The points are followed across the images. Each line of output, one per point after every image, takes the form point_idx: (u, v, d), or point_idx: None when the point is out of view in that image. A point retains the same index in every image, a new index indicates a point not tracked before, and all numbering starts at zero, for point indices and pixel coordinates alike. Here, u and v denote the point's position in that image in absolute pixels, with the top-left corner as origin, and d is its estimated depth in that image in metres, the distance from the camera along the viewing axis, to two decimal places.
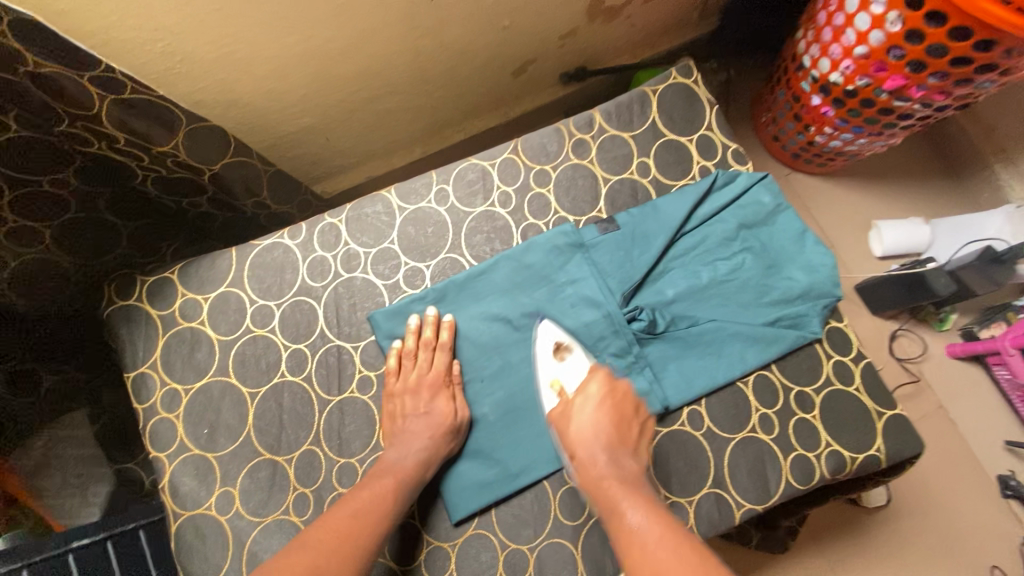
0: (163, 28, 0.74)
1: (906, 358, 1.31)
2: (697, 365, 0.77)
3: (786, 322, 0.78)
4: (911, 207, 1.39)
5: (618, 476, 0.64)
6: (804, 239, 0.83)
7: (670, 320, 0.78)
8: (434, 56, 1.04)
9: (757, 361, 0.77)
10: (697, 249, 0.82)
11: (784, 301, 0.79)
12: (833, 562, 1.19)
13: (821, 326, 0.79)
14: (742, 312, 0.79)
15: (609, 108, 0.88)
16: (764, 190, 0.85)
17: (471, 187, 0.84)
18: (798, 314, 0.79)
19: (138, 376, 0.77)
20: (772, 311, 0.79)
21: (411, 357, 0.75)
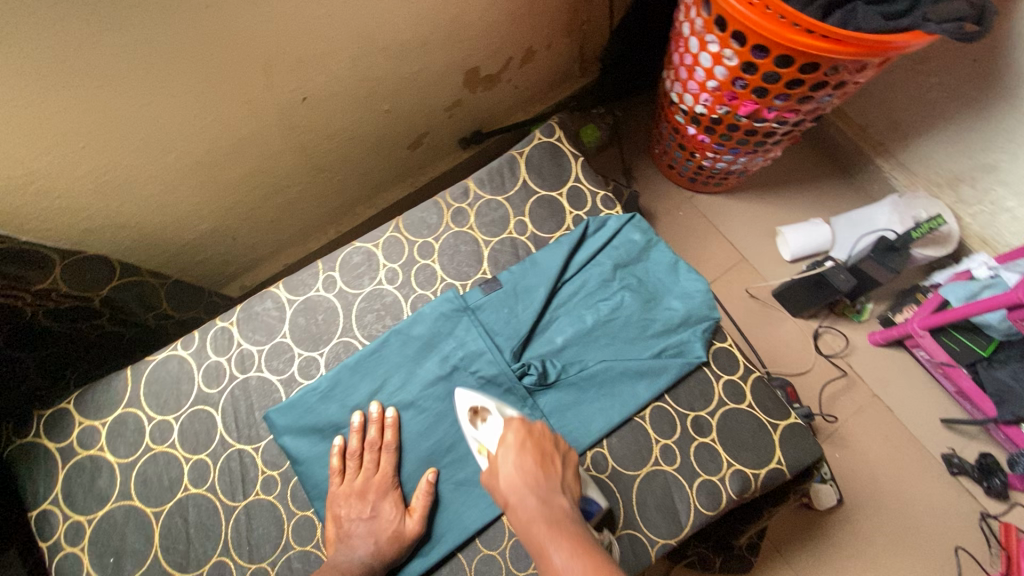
0: (33, 172, 0.77)
1: (831, 354, 1.35)
2: (593, 407, 0.79)
3: (670, 351, 0.82)
4: (810, 208, 1.46)
5: (548, 517, 0.59)
6: (677, 268, 0.88)
7: (560, 367, 0.81)
8: (324, 147, 1.10)
9: (649, 394, 0.80)
10: (579, 295, 0.86)
11: (665, 332, 0.84)
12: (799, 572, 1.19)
13: (704, 349, 0.82)
14: (628, 349, 0.83)
15: (481, 174, 0.93)
16: (635, 229, 0.90)
17: (356, 270, 0.87)
18: (680, 342, 0.83)
19: (40, 514, 0.76)
20: (657, 343, 0.83)
21: (356, 458, 0.75)
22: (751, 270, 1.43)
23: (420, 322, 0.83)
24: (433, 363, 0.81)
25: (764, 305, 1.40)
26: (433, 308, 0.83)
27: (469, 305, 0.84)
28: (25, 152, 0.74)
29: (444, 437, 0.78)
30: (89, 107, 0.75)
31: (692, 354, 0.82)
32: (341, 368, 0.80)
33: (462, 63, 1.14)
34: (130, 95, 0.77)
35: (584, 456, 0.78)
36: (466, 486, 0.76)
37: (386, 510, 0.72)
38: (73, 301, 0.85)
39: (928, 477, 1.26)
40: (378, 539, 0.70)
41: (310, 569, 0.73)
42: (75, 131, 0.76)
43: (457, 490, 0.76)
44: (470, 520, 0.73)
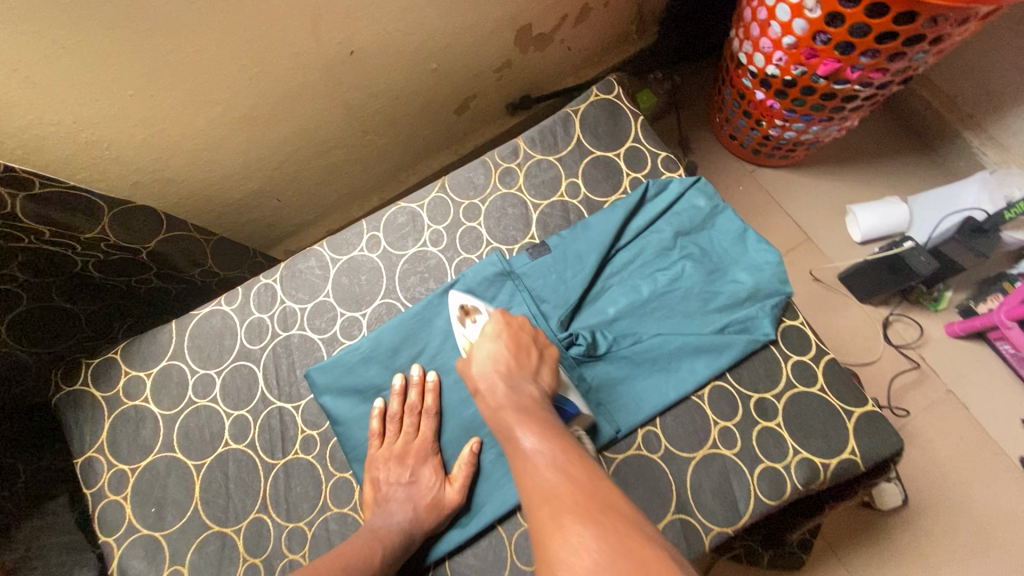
0: (83, 120, 0.76)
1: (902, 344, 1.24)
2: (646, 383, 0.74)
3: (734, 327, 0.75)
4: (885, 186, 1.34)
5: (515, 403, 0.61)
6: (745, 238, 0.81)
7: (612, 339, 0.76)
8: (369, 107, 1.06)
9: (708, 372, 0.73)
10: (635, 263, 0.81)
11: (729, 306, 0.77)
12: (855, 573, 1.11)
13: (773, 326, 0.75)
14: (686, 322, 0.77)
15: (532, 134, 0.88)
16: (698, 194, 0.83)
17: (401, 230, 0.84)
18: (745, 317, 0.76)
19: (85, 461, 0.76)
20: (719, 318, 0.76)
21: (396, 421, 0.73)
22: (816, 251, 1.32)
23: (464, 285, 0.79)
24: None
25: (829, 289, 1.30)
26: (479, 269, 0.79)
27: (516, 269, 0.80)
28: (75, 99, 0.74)
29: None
30: (137, 53, 0.73)
31: (758, 330, 0.75)
32: (383, 328, 0.78)
33: (514, 20, 1.08)
34: (177, 42, 0.75)
35: (635, 433, 0.73)
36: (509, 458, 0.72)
37: (426, 476, 0.69)
38: (120, 253, 0.83)
39: (1007, 483, 1.15)
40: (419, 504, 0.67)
41: (346, 533, 0.71)
42: (123, 78, 0.75)
43: (499, 460, 0.72)
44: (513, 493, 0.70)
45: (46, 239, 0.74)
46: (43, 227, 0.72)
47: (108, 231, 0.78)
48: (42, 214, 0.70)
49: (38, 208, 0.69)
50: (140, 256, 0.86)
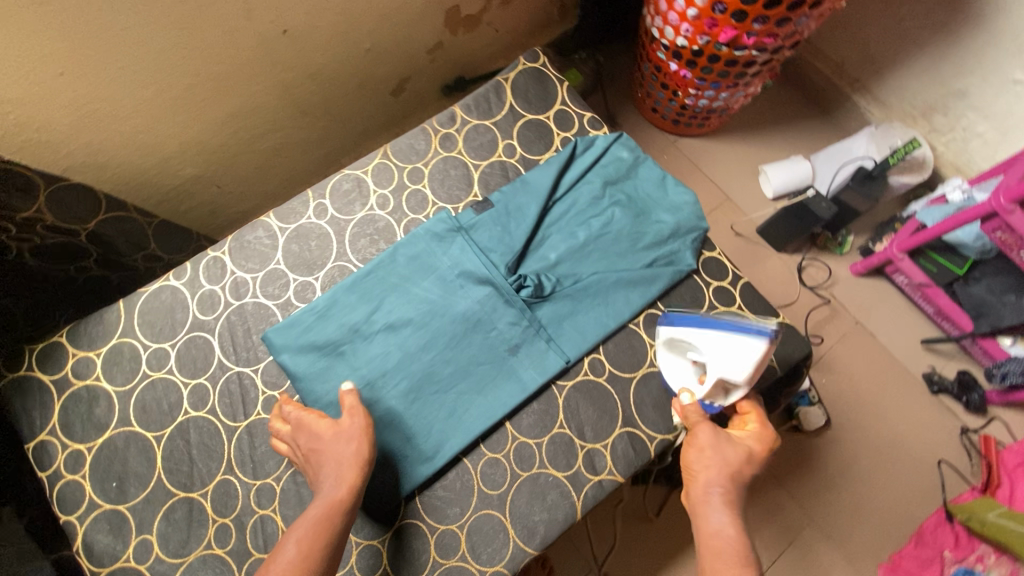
0: (10, 100, 0.75)
1: (816, 285, 1.38)
2: (588, 316, 0.81)
3: (662, 261, 0.84)
4: (790, 146, 1.49)
5: (729, 517, 0.60)
6: (665, 184, 0.91)
7: (555, 280, 0.82)
8: (308, 88, 1.09)
9: (642, 301, 0.82)
10: (570, 213, 0.87)
11: (656, 243, 0.85)
12: (792, 490, 1.23)
13: (694, 257, 0.85)
14: (619, 260, 0.84)
15: (467, 101, 0.93)
16: (622, 147, 0.92)
17: (347, 196, 0.87)
18: (669, 252, 0.85)
19: (38, 445, 0.75)
20: (648, 254, 0.85)
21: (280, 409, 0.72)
22: (736, 209, 1.45)
23: (412, 243, 0.84)
24: (428, 281, 0.82)
25: (750, 242, 1.43)
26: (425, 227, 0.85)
27: (459, 225, 0.85)
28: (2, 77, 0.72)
29: (442, 350, 0.79)
30: (68, 30, 0.73)
31: (682, 262, 0.84)
32: (338, 289, 0.81)
33: (442, 1, 1.13)
34: (108, 19, 0.75)
35: (581, 361, 0.79)
36: (467, 395, 0.77)
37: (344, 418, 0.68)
38: None
39: (910, 397, 1.31)
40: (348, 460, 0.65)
41: None
42: (54, 57, 0.75)
43: (458, 398, 0.77)
44: (473, 425, 0.75)
45: None
46: None
47: None
48: None
49: None
50: None
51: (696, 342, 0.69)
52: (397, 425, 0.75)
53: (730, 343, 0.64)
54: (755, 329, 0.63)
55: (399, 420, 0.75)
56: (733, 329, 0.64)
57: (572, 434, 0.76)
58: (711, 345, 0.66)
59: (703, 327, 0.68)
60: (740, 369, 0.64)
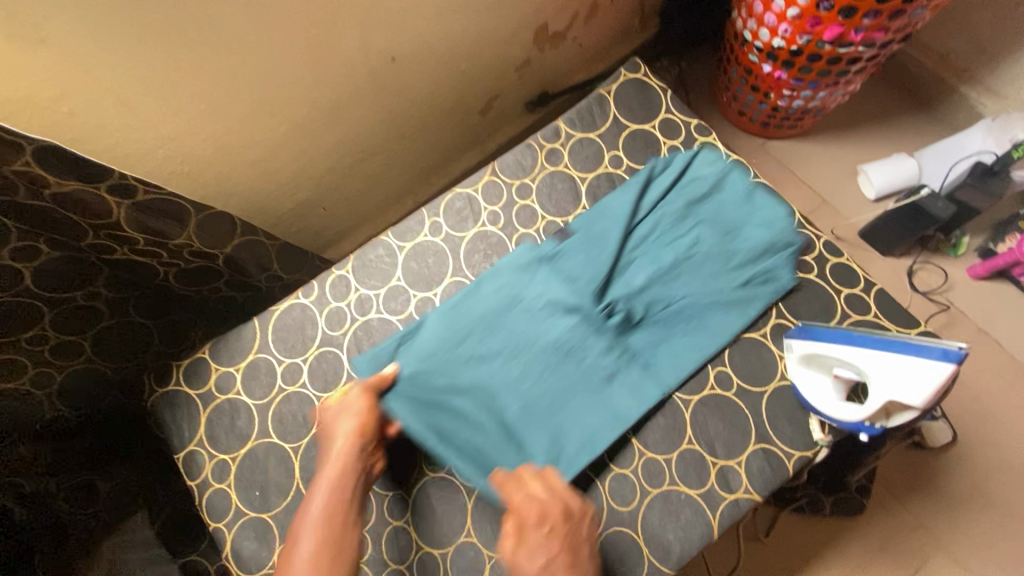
0: (161, 136, 0.82)
1: (929, 291, 1.29)
2: (682, 342, 0.78)
3: (758, 280, 0.80)
4: (891, 144, 1.41)
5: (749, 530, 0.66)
6: (753, 195, 0.84)
7: (646, 307, 0.80)
8: (407, 111, 1.13)
9: (734, 325, 0.78)
10: (656, 236, 0.84)
11: (751, 260, 0.81)
12: (918, 515, 1.14)
13: (792, 274, 0.80)
14: (716, 279, 0.80)
15: (571, 115, 0.93)
16: (703, 163, 0.87)
17: (460, 214, 0.89)
18: (765, 267, 0.80)
19: (187, 455, 0.80)
20: (743, 273, 0.80)
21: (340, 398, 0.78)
22: (834, 212, 1.38)
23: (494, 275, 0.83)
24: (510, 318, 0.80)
25: (852, 246, 1.35)
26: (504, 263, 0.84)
27: (542, 254, 0.83)
28: (157, 115, 0.79)
29: (532, 383, 0.77)
30: (213, 68, 0.79)
31: (778, 281, 0.80)
32: (425, 323, 0.82)
33: (533, 20, 1.15)
34: (246, 56, 0.81)
35: (707, 374, 0.77)
36: (564, 429, 0.75)
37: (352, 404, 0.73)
38: (200, 260, 0.88)
39: None
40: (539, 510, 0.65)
41: (446, 494, 0.76)
42: (199, 94, 0.81)
43: (554, 434, 0.75)
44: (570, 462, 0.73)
45: (139, 248, 0.80)
46: (140, 234, 0.77)
47: (193, 238, 0.82)
48: (141, 221, 0.75)
49: (137, 216, 0.74)
50: (217, 262, 0.90)
51: (857, 364, 0.63)
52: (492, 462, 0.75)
53: (906, 366, 0.60)
54: (940, 350, 0.58)
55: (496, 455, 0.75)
56: (911, 350, 0.60)
57: (702, 449, 0.74)
58: (879, 365, 0.61)
59: (868, 348, 0.63)
60: (918, 391, 0.59)
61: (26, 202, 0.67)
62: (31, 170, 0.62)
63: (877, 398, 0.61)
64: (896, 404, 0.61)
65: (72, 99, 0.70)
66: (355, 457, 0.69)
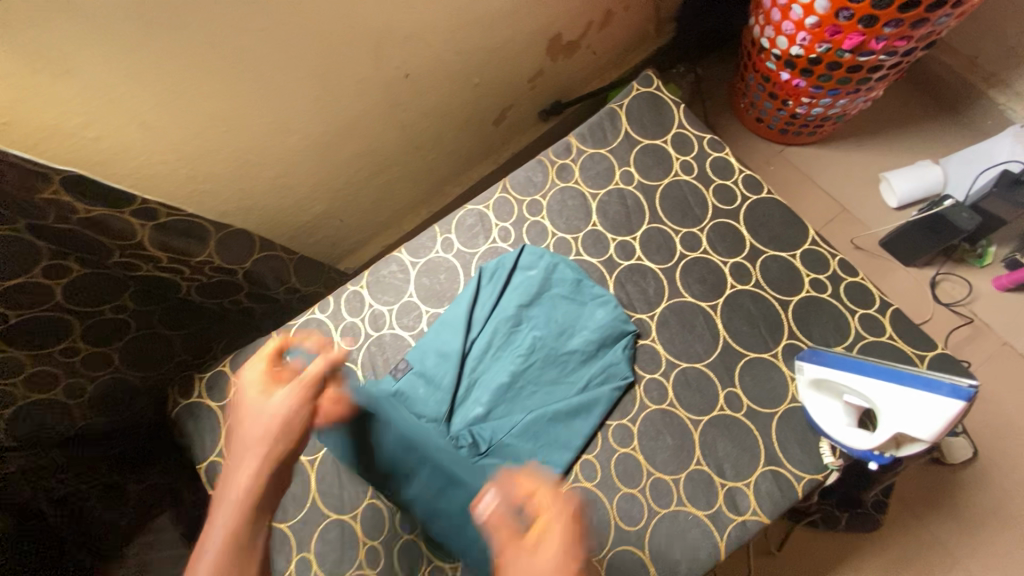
0: (184, 156, 0.85)
1: (952, 302, 1.26)
2: (547, 440, 0.76)
3: (597, 381, 0.79)
4: (916, 151, 1.37)
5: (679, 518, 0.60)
6: (580, 287, 0.84)
7: (486, 422, 0.79)
8: (421, 124, 1.14)
9: (594, 420, 0.77)
10: (490, 351, 0.83)
11: (588, 361, 0.81)
12: (939, 535, 1.11)
13: (631, 367, 0.79)
14: (558, 380, 0.81)
15: (582, 130, 0.94)
16: (529, 263, 0.87)
17: (472, 230, 0.90)
18: (606, 362, 0.80)
19: (209, 465, 0.83)
20: (582, 374, 0.81)
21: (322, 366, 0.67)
22: (854, 221, 1.36)
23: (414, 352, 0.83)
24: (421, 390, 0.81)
25: (872, 256, 1.33)
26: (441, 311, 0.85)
27: (468, 340, 0.84)
28: (179, 136, 0.82)
29: (457, 461, 0.75)
30: (232, 90, 0.81)
31: (621, 369, 0.79)
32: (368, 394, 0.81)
33: (546, 30, 1.15)
34: (264, 78, 0.83)
35: (717, 395, 0.77)
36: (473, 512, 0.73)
37: (279, 401, 0.60)
38: (222, 275, 0.91)
39: None
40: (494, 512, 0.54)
41: None
42: (218, 115, 0.83)
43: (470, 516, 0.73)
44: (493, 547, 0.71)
45: (163, 265, 0.82)
46: (162, 252, 0.79)
47: (214, 255, 0.85)
48: (164, 241, 0.78)
49: (161, 236, 0.77)
50: (238, 277, 0.93)
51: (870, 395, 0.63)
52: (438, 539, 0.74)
53: (917, 401, 0.60)
54: (950, 387, 0.58)
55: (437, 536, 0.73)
56: (922, 386, 0.60)
57: (710, 471, 0.74)
58: (891, 399, 0.62)
59: (879, 381, 0.62)
60: (928, 426, 0.59)
61: (54, 226, 0.69)
62: (59, 197, 0.66)
63: (888, 431, 0.62)
64: (905, 435, 0.62)
65: (98, 126, 0.73)
66: (266, 489, 0.53)
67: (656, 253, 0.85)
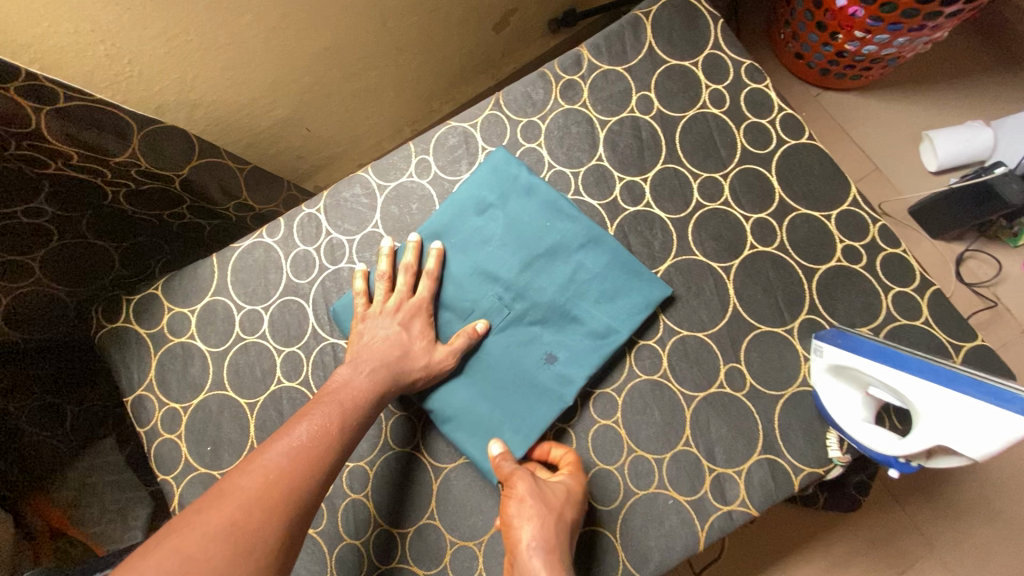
0: (101, 29, 0.67)
1: (976, 283, 1.16)
2: (574, 345, 0.67)
3: (622, 295, 0.68)
4: (968, 109, 1.21)
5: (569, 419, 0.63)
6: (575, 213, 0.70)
7: (517, 312, 0.69)
8: (406, 20, 0.96)
9: (621, 337, 0.67)
10: (518, 235, 0.70)
11: (619, 270, 0.69)
12: (922, 526, 1.01)
13: (666, 287, 0.68)
14: (587, 281, 0.69)
15: (597, 41, 0.77)
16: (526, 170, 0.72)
17: (453, 153, 0.76)
18: (630, 283, 0.68)
19: (135, 399, 0.73)
20: (615, 284, 0.68)
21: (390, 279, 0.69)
22: (885, 183, 1.22)
23: (451, 213, 0.72)
24: (463, 258, 0.71)
25: (897, 223, 1.20)
26: (480, 180, 0.72)
27: (491, 222, 0.71)
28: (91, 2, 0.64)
29: (506, 332, 0.68)
30: None
31: (646, 293, 0.68)
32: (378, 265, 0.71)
33: None
34: None
35: (717, 370, 0.67)
36: (518, 386, 0.67)
37: (393, 338, 0.65)
38: (154, 181, 0.78)
39: None
40: None
41: (410, 471, 0.67)
42: None
43: (515, 389, 0.67)
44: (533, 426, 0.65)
45: (74, 162, 0.70)
46: (70, 147, 0.66)
47: (139, 156, 0.72)
48: (66, 131, 0.64)
49: (61, 124, 0.63)
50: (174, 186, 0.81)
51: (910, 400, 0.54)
52: (472, 419, 0.66)
53: (970, 411, 0.50)
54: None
55: (478, 418, 0.66)
56: (985, 396, 0.50)
57: (700, 453, 0.65)
58: (937, 407, 0.52)
59: (926, 382, 0.53)
60: (979, 444, 0.49)
61: None
62: None
63: (922, 440, 0.52)
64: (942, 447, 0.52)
65: None
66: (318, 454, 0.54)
67: (669, 200, 0.72)
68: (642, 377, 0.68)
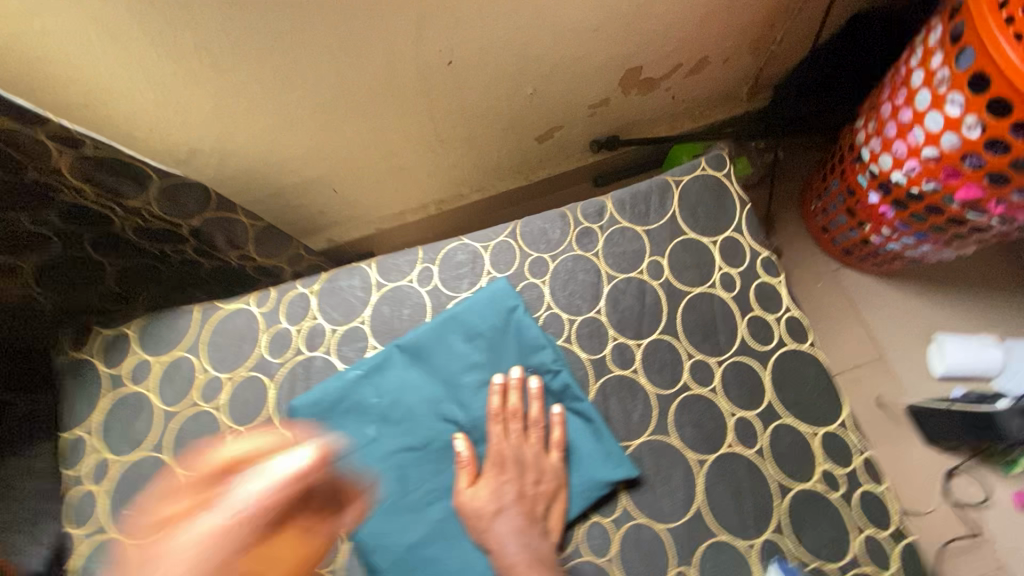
0: (154, 80, 0.70)
1: (963, 503, 1.10)
2: None
3: (588, 466, 0.65)
4: (983, 323, 1.20)
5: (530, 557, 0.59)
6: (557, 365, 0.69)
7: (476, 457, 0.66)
8: (452, 118, 0.98)
9: (574, 510, 0.64)
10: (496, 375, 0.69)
11: (590, 436, 0.67)
12: None
13: (633, 468, 0.65)
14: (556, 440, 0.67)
15: (623, 196, 0.78)
16: (519, 304, 0.71)
17: (457, 269, 0.76)
18: (599, 454, 0.66)
19: (72, 439, 0.71)
20: (584, 451, 0.66)
21: None
22: (887, 375, 1.20)
23: (435, 334, 0.71)
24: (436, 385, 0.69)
25: (892, 418, 1.17)
26: (475, 308, 0.71)
27: (472, 354, 0.70)
28: (150, 57, 0.67)
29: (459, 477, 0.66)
30: (230, 27, 0.66)
31: (613, 473, 0.65)
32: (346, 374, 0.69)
33: (626, 59, 0.98)
34: (268, 23, 0.67)
35: (666, 570, 0.63)
36: (457, 540, 0.63)
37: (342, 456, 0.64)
38: (161, 224, 0.79)
39: None
40: (519, 512, 0.62)
41: None
42: (206, 47, 0.68)
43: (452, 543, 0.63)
44: None
45: (88, 198, 0.72)
46: (87, 184, 0.69)
47: (154, 202, 0.74)
48: (89, 173, 0.67)
49: (86, 167, 0.67)
50: (181, 231, 0.81)
51: None
52: (406, 564, 0.62)
53: None
54: None
55: (415, 561, 0.62)
56: None
57: None
58: None
59: None
60: None
61: None
62: None
63: None
64: None
65: (45, 18, 0.58)
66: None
67: (658, 373, 0.71)
68: (589, 558, 0.64)
